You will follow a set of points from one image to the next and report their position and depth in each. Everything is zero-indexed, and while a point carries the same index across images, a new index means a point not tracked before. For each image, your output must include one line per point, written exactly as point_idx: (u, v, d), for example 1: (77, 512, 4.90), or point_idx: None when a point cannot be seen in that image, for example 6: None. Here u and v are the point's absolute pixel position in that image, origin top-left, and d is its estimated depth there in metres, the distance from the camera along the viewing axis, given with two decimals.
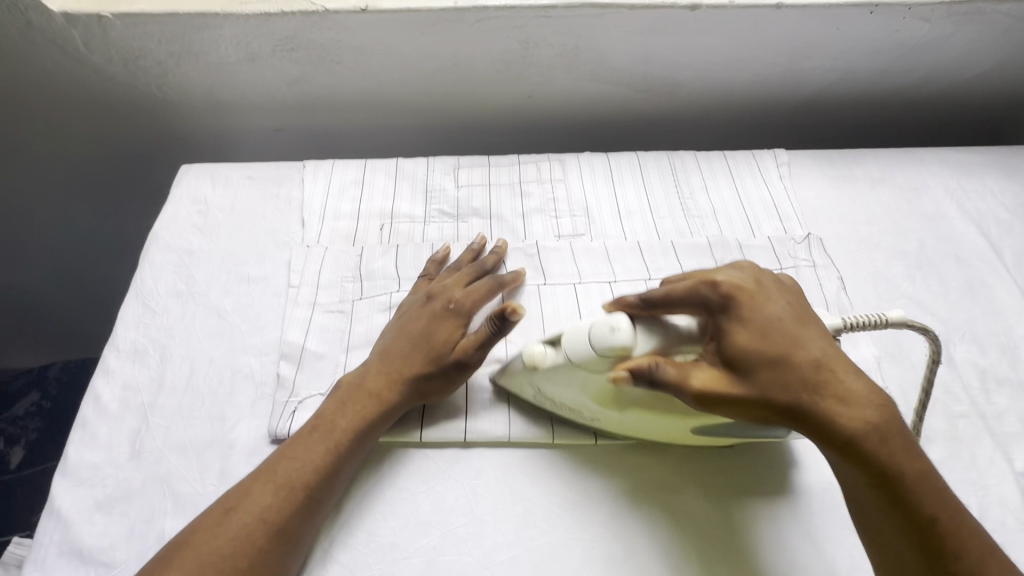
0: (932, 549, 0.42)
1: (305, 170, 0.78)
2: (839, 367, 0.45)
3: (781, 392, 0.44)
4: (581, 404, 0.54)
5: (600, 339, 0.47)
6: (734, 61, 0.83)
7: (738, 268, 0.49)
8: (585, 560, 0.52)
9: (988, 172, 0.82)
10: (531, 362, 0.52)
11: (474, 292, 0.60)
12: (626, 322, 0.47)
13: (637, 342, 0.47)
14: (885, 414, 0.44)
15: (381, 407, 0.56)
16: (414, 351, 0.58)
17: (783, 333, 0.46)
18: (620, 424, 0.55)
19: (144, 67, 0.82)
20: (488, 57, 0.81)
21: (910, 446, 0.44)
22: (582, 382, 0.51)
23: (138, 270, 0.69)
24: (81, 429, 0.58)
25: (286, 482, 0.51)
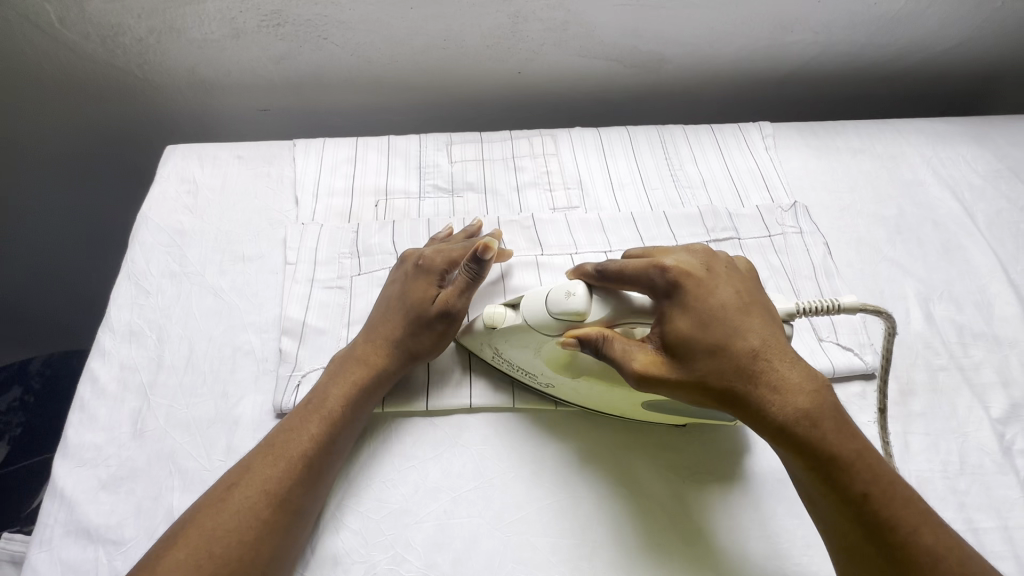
0: (866, 529, 0.41)
1: (296, 149, 0.77)
2: (774, 351, 0.45)
3: (716, 379, 0.45)
4: (537, 369, 0.56)
5: (556, 302, 0.51)
6: (720, 36, 0.84)
7: (688, 252, 0.51)
8: (592, 518, 0.53)
9: (961, 140, 0.85)
10: (491, 322, 0.55)
11: (444, 249, 0.62)
12: (581, 289, 0.50)
13: (591, 309, 0.50)
14: (817, 397, 0.43)
15: (373, 374, 0.56)
16: (392, 311, 0.59)
17: (722, 321, 0.46)
18: (574, 392, 0.57)
19: (124, 45, 0.80)
20: (477, 33, 0.80)
21: (847, 428, 0.43)
22: (537, 347, 0.54)
23: (128, 252, 0.68)
24: (80, 411, 0.57)
25: (284, 453, 0.51)
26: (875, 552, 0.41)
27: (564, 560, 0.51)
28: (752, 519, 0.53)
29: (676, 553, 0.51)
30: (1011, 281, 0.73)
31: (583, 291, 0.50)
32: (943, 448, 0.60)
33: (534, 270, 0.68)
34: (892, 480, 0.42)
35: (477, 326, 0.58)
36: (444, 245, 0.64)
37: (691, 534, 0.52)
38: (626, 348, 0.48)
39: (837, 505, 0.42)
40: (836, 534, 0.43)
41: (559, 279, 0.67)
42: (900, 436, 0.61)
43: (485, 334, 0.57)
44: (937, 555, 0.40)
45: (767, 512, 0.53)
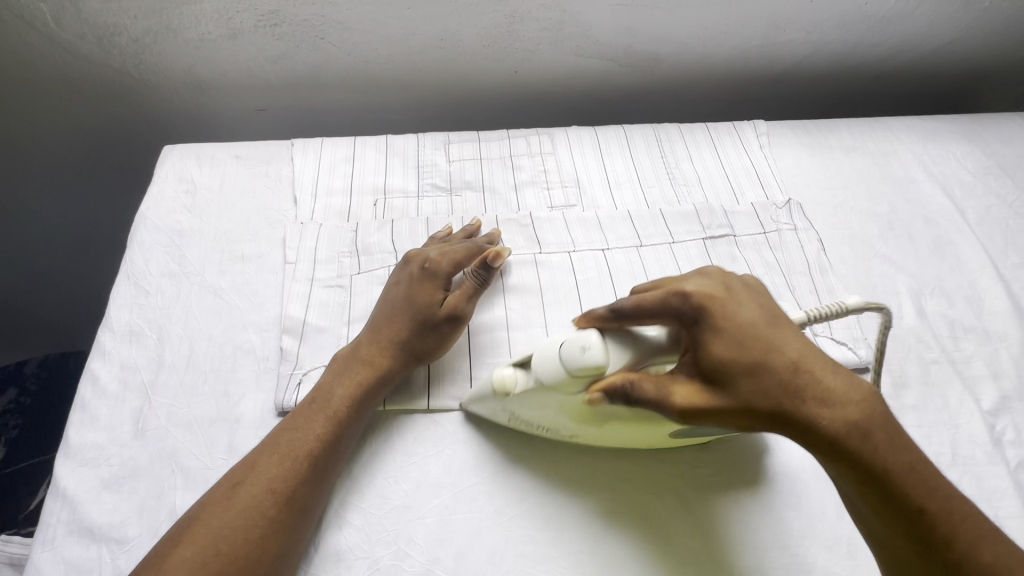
0: (925, 542, 0.41)
1: (293, 149, 0.78)
2: (818, 364, 0.43)
3: (762, 399, 0.42)
4: (559, 422, 0.54)
5: (571, 357, 0.48)
6: (714, 36, 0.85)
7: (703, 274, 0.47)
8: (592, 512, 0.54)
9: (951, 138, 0.87)
10: (502, 387, 0.53)
11: (449, 252, 0.62)
12: (595, 341, 0.48)
13: (609, 359, 0.48)
14: (869, 411, 0.42)
15: (377, 374, 0.57)
16: (397, 314, 0.59)
17: (760, 340, 0.43)
18: (599, 435, 0.55)
19: (119, 44, 0.79)
20: (474, 33, 0.81)
21: (899, 440, 0.42)
22: (557, 403, 0.52)
23: (127, 252, 0.68)
24: (81, 410, 0.57)
25: (290, 453, 0.51)
26: (934, 567, 0.41)
27: (566, 554, 0.52)
28: (753, 512, 0.54)
29: (678, 546, 0.52)
30: (1001, 276, 0.74)
31: (597, 340, 0.48)
32: (935, 441, 0.61)
33: (533, 268, 0.68)
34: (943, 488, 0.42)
35: (484, 386, 0.55)
36: (447, 246, 0.64)
37: (691, 530, 0.53)
38: (663, 384, 0.44)
39: (894, 525, 0.41)
40: (893, 548, 0.43)
41: (557, 277, 0.68)
42: None
43: (495, 398, 0.55)
44: (995, 561, 0.40)
45: (766, 505, 0.54)
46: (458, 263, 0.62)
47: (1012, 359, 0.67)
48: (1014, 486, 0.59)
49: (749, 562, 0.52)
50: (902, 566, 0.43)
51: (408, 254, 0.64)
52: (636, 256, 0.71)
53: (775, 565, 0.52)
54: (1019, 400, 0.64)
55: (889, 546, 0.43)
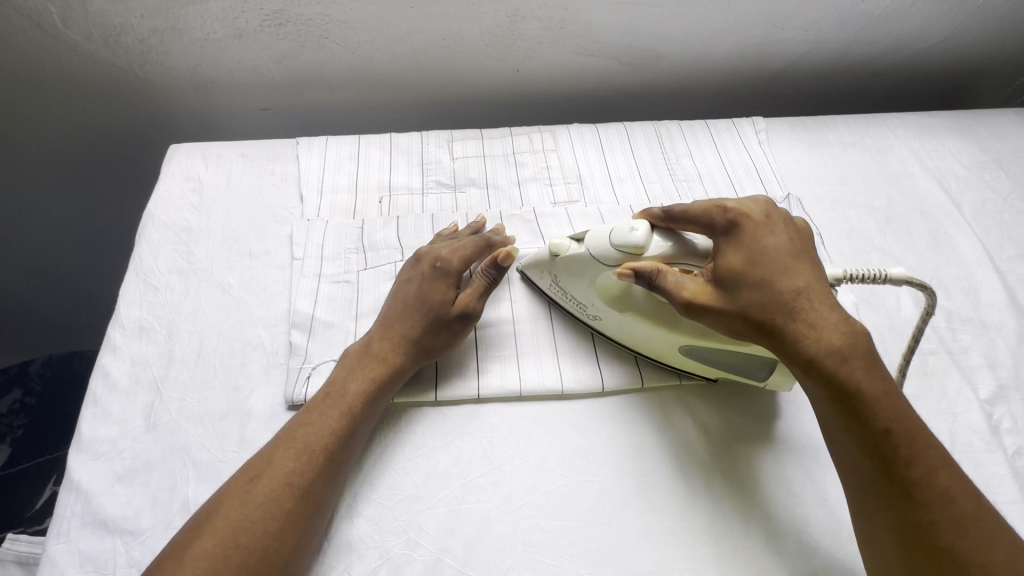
0: (884, 460, 0.44)
1: (299, 147, 0.78)
2: (817, 293, 0.48)
3: (758, 307, 0.48)
4: (589, 300, 0.61)
5: (619, 235, 0.54)
6: (713, 34, 0.86)
7: (752, 199, 0.54)
8: (599, 500, 0.55)
9: (947, 133, 0.88)
10: (555, 251, 0.60)
11: (460, 249, 0.63)
12: (646, 227, 0.54)
13: (650, 245, 0.53)
14: (852, 338, 0.47)
15: (390, 369, 0.57)
16: (409, 311, 0.60)
17: (773, 260, 0.49)
18: (618, 328, 0.61)
19: (125, 44, 0.80)
20: (476, 32, 0.82)
21: (877, 370, 0.46)
22: (594, 278, 0.58)
23: (136, 249, 0.69)
24: (92, 406, 0.58)
25: (306, 447, 0.52)
26: (889, 484, 0.44)
27: (573, 542, 0.53)
28: (759, 498, 0.55)
29: (687, 535, 0.53)
30: (997, 268, 0.75)
31: (647, 229, 0.53)
32: (934, 429, 0.62)
33: None
34: (912, 423, 0.45)
35: (543, 254, 0.63)
36: (456, 243, 0.65)
37: (699, 519, 0.54)
38: (678, 278, 0.51)
39: (859, 440, 0.45)
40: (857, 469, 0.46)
41: None
42: None
43: (548, 262, 0.62)
44: (947, 491, 0.43)
45: (772, 493, 0.55)
46: (469, 261, 0.63)
47: (1008, 349, 0.69)
48: (1011, 473, 0.60)
49: (756, 548, 0.53)
50: (860, 485, 0.46)
51: (419, 249, 0.66)
52: None
53: (780, 552, 0.53)
54: (1016, 388, 0.66)
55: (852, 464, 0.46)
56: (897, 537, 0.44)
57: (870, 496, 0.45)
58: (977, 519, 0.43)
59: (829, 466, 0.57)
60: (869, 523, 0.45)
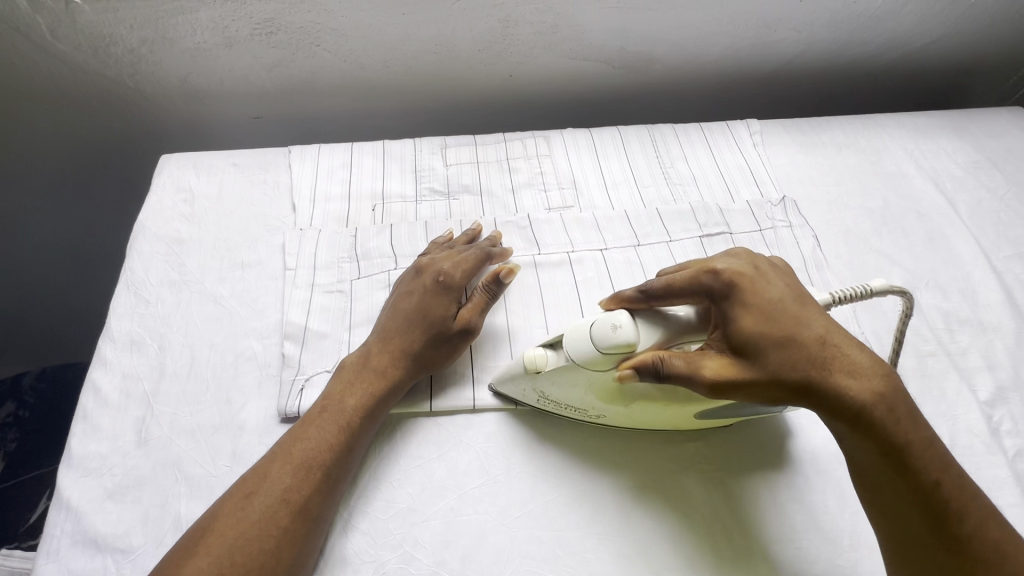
0: (939, 515, 0.44)
1: (291, 155, 0.78)
2: (842, 341, 0.47)
3: (791, 369, 0.46)
4: (586, 402, 0.55)
5: (602, 337, 0.49)
6: (706, 37, 0.86)
7: (732, 255, 0.51)
8: (597, 510, 0.54)
9: (941, 133, 0.88)
10: (534, 366, 0.54)
11: (462, 262, 0.62)
12: (627, 320, 0.49)
13: (640, 338, 0.49)
14: (889, 386, 0.45)
15: (390, 383, 0.57)
16: (410, 326, 0.59)
17: (785, 314, 0.47)
18: (629, 419, 0.56)
19: (115, 55, 0.80)
20: (469, 38, 0.82)
21: (914, 416, 0.46)
22: (587, 381, 0.53)
23: (127, 262, 0.68)
24: (82, 421, 0.57)
25: (304, 462, 0.51)
26: (947, 540, 0.44)
27: (572, 552, 0.52)
28: (757, 505, 0.54)
29: (687, 545, 0.52)
30: (994, 268, 0.75)
31: (628, 317, 0.49)
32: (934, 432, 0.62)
33: (533, 271, 0.69)
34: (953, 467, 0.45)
35: (515, 367, 0.56)
36: (455, 255, 0.64)
37: (698, 528, 0.53)
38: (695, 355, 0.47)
39: (911, 499, 0.45)
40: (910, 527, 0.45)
41: (556, 279, 0.69)
42: None
43: (525, 376, 0.56)
44: (999, 538, 0.43)
45: (771, 499, 0.55)
46: (470, 274, 0.62)
47: (1007, 350, 0.68)
48: (1012, 475, 0.59)
49: (754, 556, 0.52)
50: (910, 543, 0.45)
51: (419, 261, 0.65)
52: (634, 255, 0.71)
53: (780, 560, 0.52)
54: (1015, 389, 0.65)
55: (904, 523, 0.45)
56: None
57: (925, 556, 0.45)
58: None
59: (828, 471, 0.56)
60: None
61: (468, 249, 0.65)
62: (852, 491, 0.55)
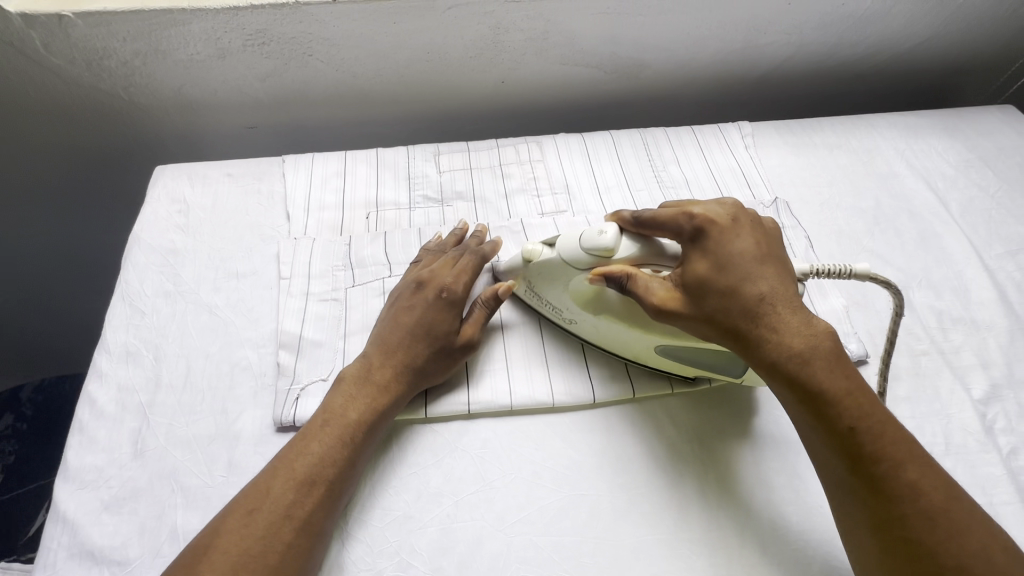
0: (853, 456, 0.45)
1: (285, 164, 0.78)
2: (779, 295, 0.49)
3: (719, 312, 0.49)
4: (563, 304, 0.61)
5: (589, 239, 0.56)
6: (695, 42, 0.87)
7: (719, 205, 0.54)
8: (592, 515, 0.54)
9: (932, 132, 0.89)
10: (528, 258, 0.61)
11: (463, 274, 0.63)
12: (614, 229, 0.55)
13: (619, 248, 0.55)
14: (814, 337, 0.48)
15: (391, 396, 0.57)
16: (413, 340, 0.59)
17: (734, 262, 0.50)
18: (595, 332, 0.61)
19: (109, 68, 0.80)
20: (460, 46, 0.82)
21: (840, 368, 0.47)
22: (567, 282, 0.59)
23: (122, 273, 0.68)
24: (79, 434, 0.57)
25: (307, 478, 0.51)
26: (860, 482, 0.44)
27: (568, 558, 0.52)
28: (752, 507, 0.55)
29: (685, 549, 0.53)
30: (986, 265, 0.75)
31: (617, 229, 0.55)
32: (928, 431, 0.62)
33: None
34: (880, 419, 0.45)
35: (516, 261, 0.64)
36: (450, 264, 0.64)
37: (695, 531, 0.53)
38: (648, 280, 0.52)
39: (826, 440, 0.46)
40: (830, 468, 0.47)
41: None
42: None
43: (522, 268, 0.63)
44: (918, 484, 0.43)
45: (766, 500, 0.55)
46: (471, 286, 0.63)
47: (1001, 348, 0.68)
48: (1007, 473, 0.59)
49: (750, 560, 0.52)
50: (835, 484, 0.46)
51: (416, 271, 0.65)
52: None
53: (775, 561, 0.52)
54: (1009, 387, 0.65)
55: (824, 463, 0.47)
56: (873, 532, 0.44)
57: (848, 493, 0.45)
58: (948, 508, 0.42)
59: None
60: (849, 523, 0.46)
61: (464, 256, 0.65)
62: None
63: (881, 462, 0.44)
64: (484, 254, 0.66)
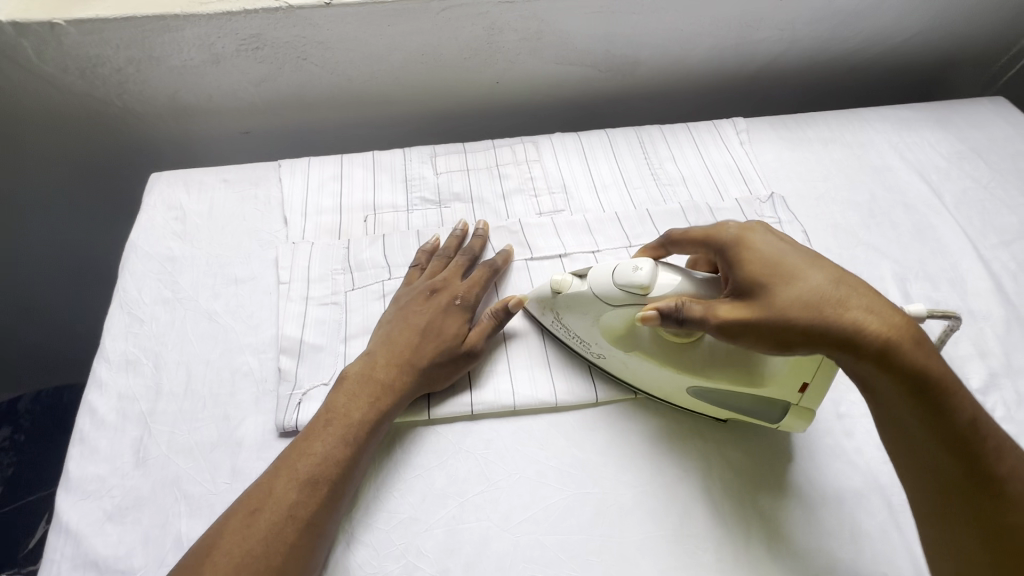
0: (968, 454, 0.45)
1: (281, 169, 0.78)
2: (860, 289, 0.48)
3: (817, 310, 0.47)
4: (592, 337, 0.59)
5: (623, 275, 0.54)
6: (687, 40, 0.88)
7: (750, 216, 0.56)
8: (598, 512, 0.54)
9: (924, 125, 0.89)
10: (557, 287, 0.60)
11: (475, 282, 0.64)
12: (649, 265, 0.53)
13: (655, 285, 0.53)
14: (911, 329, 0.47)
15: (394, 396, 0.56)
16: (423, 341, 0.59)
17: (802, 262, 0.50)
18: (624, 368, 0.59)
19: (102, 76, 0.80)
20: (454, 47, 0.82)
21: (937, 359, 0.47)
22: (599, 316, 0.57)
23: (119, 282, 0.68)
24: (80, 444, 0.57)
25: (310, 479, 0.51)
26: (975, 482, 0.45)
27: (574, 557, 0.52)
28: (756, 501, 0.55)
29: (690, 544, 0.53)
30: (981, 255, 0.76)
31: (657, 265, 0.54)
32: None
33: (525, 273, 0.70)
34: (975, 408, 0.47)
35: (544, 290, 0.62)
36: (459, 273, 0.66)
37: (699, 526, 0.54)
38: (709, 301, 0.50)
39: (943, 442, 0.45)
40: (942, 474, 0.46)
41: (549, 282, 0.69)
42: None
43: (549, 297, 0.61)
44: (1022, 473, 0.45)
45: (771, 495, 0.55)
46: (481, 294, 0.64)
47: (997, 337, 0.69)
48: None
49: (756, 554, 0.52)
50: (944, 491, 0.46)
51: (424, 277, 0.66)
52: (626, 256, 0.72)
53: (780, 555, 0.52)
54: (1007, 375, 0.66)
55: (935, 469, 0.46)
56: (984, 536, 0.44)
57: (955, 503, 0.45)
58: None
59: (825, 465, 0.57)
60: (961, 534, 0.45)
61: (479, 267, 0.66)
62: (849, 482, 0.56)
63: (989, 456, 0.45)
64: (495, 264, 0.67)
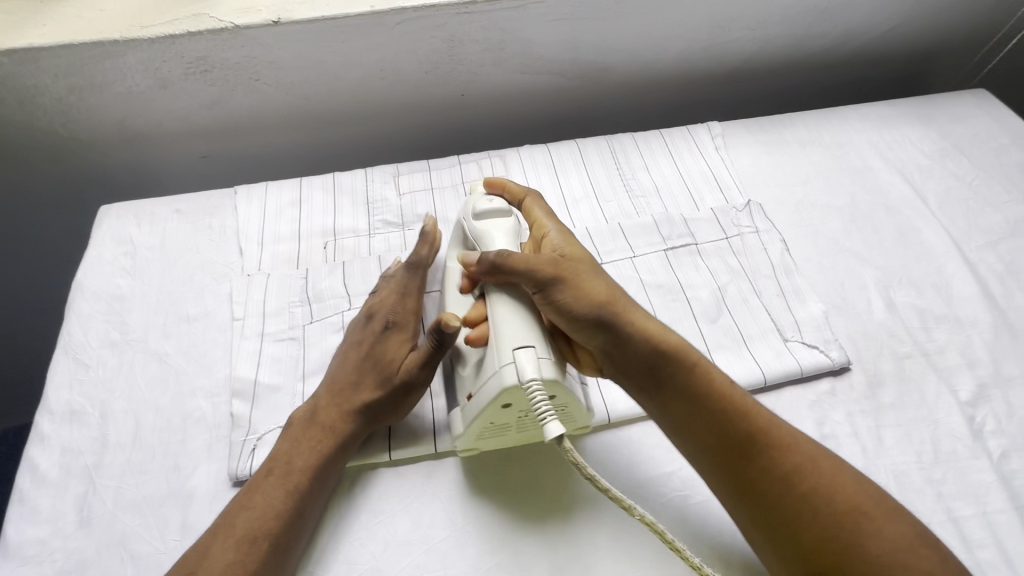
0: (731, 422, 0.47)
1: (236, 197, 0.75)
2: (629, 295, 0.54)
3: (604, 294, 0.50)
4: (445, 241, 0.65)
5: (475, 197, 0.59)
6: (658, 42, 0.84)
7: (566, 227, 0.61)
8: (569, 555, 0.51)
9: (905, 122, 0.87)
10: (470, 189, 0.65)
11: (410, 303, 0.60)
12: (498, 203, 0.58)
13: (484, 217, 0.57)
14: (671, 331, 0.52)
15: (337, 440, 0.53)
16: (359, 376, 0.56)
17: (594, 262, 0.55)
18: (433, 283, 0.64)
19: (43, 105, 0.76)
20: (413, 61, 0.79)
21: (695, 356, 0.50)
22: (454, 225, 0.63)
23: (64, 325, 0.65)
24: (19, 504, 0.54)
25: (251, 535, 0.48)
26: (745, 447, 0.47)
27: None
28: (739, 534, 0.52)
29: None
30: (966, 258, 0.73)
31: (506, 223, 0.57)
32: (916, 438, 0.59)
33: None
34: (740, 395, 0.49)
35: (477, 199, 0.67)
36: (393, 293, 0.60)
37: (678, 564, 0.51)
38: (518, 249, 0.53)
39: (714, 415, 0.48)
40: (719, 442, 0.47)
41: None
42: (874, 431, 0.60)
43: None
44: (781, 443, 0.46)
45: None
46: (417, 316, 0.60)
47: (986, 344, 0.66)
48: (999, 479, 0.57)
49: None
50: (726, 458, 0.47)
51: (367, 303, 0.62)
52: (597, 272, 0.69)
53: None
54: (996, 386, 0.63)
55: (713, 437, 0.48)
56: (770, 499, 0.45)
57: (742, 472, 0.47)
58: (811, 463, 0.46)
59: None
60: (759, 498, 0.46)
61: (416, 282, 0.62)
62: None
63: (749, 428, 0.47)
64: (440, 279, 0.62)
